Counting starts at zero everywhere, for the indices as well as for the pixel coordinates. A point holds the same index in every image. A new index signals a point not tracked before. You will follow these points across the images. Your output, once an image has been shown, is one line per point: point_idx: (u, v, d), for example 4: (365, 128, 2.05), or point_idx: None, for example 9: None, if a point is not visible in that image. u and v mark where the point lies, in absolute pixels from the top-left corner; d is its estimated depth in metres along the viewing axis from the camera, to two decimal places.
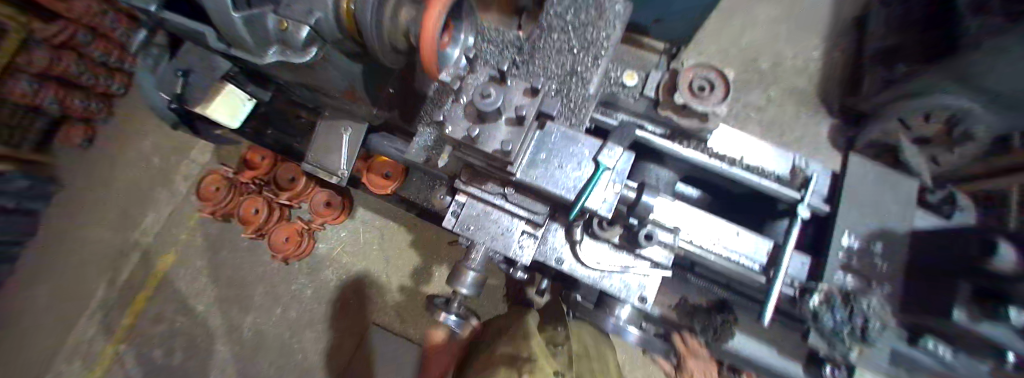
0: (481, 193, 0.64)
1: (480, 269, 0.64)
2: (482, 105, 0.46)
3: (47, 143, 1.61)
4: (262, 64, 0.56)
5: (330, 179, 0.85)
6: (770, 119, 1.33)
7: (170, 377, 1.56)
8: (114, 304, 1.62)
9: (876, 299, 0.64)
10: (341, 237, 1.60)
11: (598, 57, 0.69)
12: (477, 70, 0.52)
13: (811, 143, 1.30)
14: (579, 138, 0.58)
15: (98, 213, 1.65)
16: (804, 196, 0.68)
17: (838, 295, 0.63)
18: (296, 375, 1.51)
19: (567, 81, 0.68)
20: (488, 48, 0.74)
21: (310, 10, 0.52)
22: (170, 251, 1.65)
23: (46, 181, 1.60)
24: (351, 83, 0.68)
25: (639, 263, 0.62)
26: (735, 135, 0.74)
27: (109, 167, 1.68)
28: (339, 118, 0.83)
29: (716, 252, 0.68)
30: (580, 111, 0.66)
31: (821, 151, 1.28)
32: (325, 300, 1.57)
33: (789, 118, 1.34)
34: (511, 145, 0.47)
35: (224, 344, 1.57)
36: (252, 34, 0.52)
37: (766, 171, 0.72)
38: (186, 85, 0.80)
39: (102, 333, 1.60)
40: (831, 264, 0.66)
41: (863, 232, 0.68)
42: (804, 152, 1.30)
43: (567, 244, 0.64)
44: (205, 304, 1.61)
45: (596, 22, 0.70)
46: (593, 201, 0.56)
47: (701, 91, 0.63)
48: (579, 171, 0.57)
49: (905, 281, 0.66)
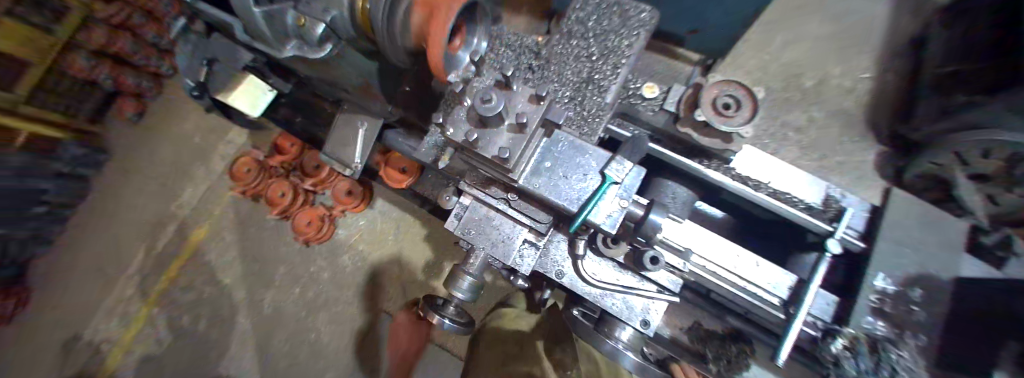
0: (485, 196, 0.63)
1: (477, 274, 0.64)
2: (481, 110, 0.45)
3: (100, 117, 1.79)
4: (280, 57, 0.58)
5: (344, 171, 0.88)
6: (809, 142, 1.23)
7: (195, 342, 1.65)
8: (152, 269, 1.74)
9: (910, 351, 0.59)
10: (360, 226, 1.63)
11: (617, 67, 0.65)
12: (484, 74, 0.52)
13: (853, 171, 1.19)
14: (587, 148, 0.56)
15: (146, 184, 1.80)
16: (836, 229, 0.62)
17: (865, 342, 0.58)
18: (309, 353, 1.57)
19: (582, 89, 0.65)
20: (505, 52, 0.72)
21: (327, 8, 0.54)
22: (204, 224, 1.76)
23: (97, 151, 1.77)
24: (365, 80, 0.69)
25: (644, 285, 0.60)
26: (761, 158, 0.69)
27: (156, 142, 1.82)
28: (356, 112, 0.85)
29: (730, 281, 0.63)
30: (592, 121, 0.63)
31: (863, 180, 1.18)
32: (340, 285, 1.60)
33: (832, 142, 1.23)
34: (508, 152, 0.47)
35: (246, 316, 1.65)
36: (271, 28, 0.55)
37: (794, 198, 0.67)
38: (208, 73, 0.85)
39: (139, 295, 1.72)
40: (861, 307, 0.60)
41: (901, 275, 0.61)
42: (845, 179, 1.19)
43: (569, 258, 0.62)
44: (232, 277, 1.69)
45: (618, 28, 0.66)
46: (598, 215, 0.53)
47: (727, 109, 0.58)
48: (584, 182, 0.54)
49: (944, 334, 0.60)
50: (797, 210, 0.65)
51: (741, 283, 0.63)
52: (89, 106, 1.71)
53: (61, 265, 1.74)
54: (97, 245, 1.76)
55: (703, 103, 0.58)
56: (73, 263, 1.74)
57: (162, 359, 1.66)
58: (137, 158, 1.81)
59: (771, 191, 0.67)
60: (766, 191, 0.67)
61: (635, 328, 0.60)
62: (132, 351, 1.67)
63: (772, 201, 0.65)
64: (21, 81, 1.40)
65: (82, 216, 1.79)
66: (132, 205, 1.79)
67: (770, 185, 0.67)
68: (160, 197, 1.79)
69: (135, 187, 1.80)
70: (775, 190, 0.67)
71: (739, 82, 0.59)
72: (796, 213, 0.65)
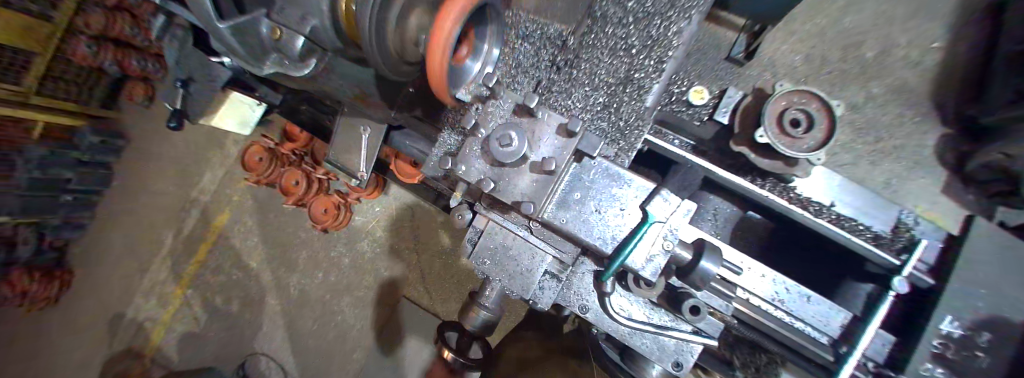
0: (503, 220, 0.57)
1: (494, 306, 0.61)
2: (499, 156, 0.41)
3: (113, 103, 1.73)
4: (262, 74, 0.51)
5: (351, 180, 0.85)
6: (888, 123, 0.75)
7: (229, 321, 1.74)
8: (183, 253, 1.81)
9: None
10: (376, 212, 1.61)
11: (663, 61, 0.50)
12: (500, 96, 0.45)
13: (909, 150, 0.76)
14: (626, 175, 0.45)
15: (165, 169, 1.82)
16: (906, 265, 0.55)
17: None
18: (337, 334, 1.63)
19: (618, 92, 0.52)
20: (523, 46, 0.61)
21: (305, 17, 0.45)
22: (225, 209, 1.78)
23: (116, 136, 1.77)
24: (362, 88, 0.63)
25: (680, 325, 0.55)
26: (824, 179, 0.61)
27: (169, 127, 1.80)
28: (357, 117, 0.79)
29: (777, 317, 0.60)
30: (631, 133, 0.52)
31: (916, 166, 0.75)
32: (361, 270, 1.62)
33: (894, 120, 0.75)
34: (531, 205, 0.42)
35: (274, 298, 1.71)
36: (248, 46, 0.46)
37: (860, 226, 0.59)
38: (186, 93, 0.89)
39: (172, 277, 1.81)
40: (920, 354, 0.53)
41: (974, 316, 0.53)
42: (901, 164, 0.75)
43: (596, 293, 0.56)
44: (257, 261, 1.73)
45: (666, 8, 0.50)
46: (636, 259, 0.44)
47: (795, 127, 0.50)
48: (620, 218, 0.45)
49: None
50: (864, 241, 0.58)
51: (788, 318, 0.60)
52: (99, 93, 1.64)
53: (98, 249, 1.81)
54: (130, 230, 1.83)
55: (768, 120, 0.49)
56: (111, 248, 1.82)
57: (202, 335, 1.76)
58: (153, 144, 1.81)
59: (833, 216, 0.60)
60: (827, 216, 0.60)
61: (666, 367, 0.56)
62: (175, 328, 1.79)
63: (835, 230, 0.59)
64: (26, 71, 1.40)
65: (112, 202, 1.83)
66: (156, 191, 1.82)
67: (833, 209, 0.60)
68: (181, 183, 1.81)
69: (157, 173, 1.82)
70: (838, 215, 0.60)
71: (813, 93, 0.50)
72: (866, 244, 0.58)
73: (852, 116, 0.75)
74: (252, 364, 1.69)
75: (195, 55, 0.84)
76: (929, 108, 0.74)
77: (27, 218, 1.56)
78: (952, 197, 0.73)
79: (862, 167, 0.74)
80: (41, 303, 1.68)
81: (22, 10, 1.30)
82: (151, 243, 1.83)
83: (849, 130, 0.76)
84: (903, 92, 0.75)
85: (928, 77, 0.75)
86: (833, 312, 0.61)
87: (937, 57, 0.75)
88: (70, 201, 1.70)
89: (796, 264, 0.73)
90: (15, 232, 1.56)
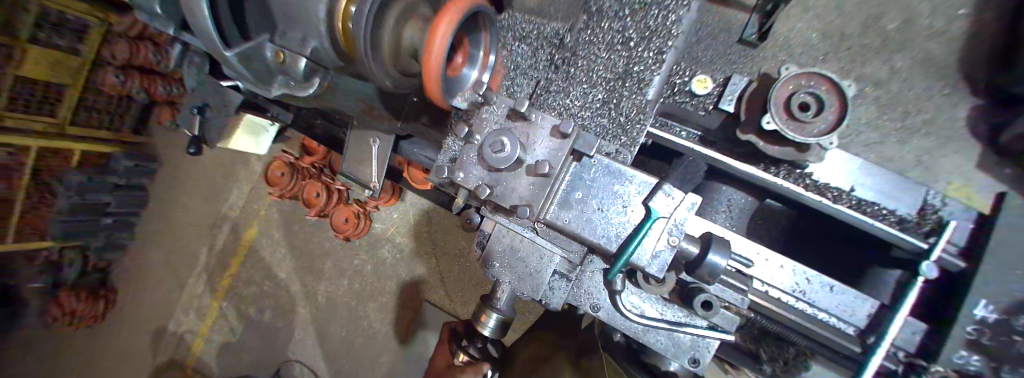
0: (507, 223, 0.57)
1: (506, 308, 0.62)
2: (493, 162, 0.41)
3: (144, 128, 1.83)
4: (269, 95, 0.54)
5: (364, 190, 0.87)
6: (918, 95, 0.70)
7: (263, 329, 1.83)
8: (217, 266, 1.91)
9: None
10: (394, 218, 1.64)
11: (663, 51, 0.50)
12: (494, 101, 0.46)
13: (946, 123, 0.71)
14: (626, 173, 0.44)
15: (195, 188, 1.92)
16: (936, 249, 0.52)
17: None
18: (364, 339, 1.67)
19: (617, 87, 0.52)
20: (520, 47, 0.61)
21: (305, 39, 0.47)
22: (253, 223, 1.86)
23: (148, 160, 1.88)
24: (368, 102, 0.67)
25: (695, 321, 0.54)
26: (841, 163, 0.59)
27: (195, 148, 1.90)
28: (366, 129, 0.81)
29: (799, 309, 0.59)
30: (632, 127, 0.51)
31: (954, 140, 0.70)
32: (384, 276, 1.66)
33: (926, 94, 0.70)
34: (528, 209, 0.42)
35: (303, 307, 1.77)
36: (252, 69, 0.49)
37: (884, 210, 0.57)
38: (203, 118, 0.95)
39: (208, 290, 1.91)
40: (952, 341, 0.52)
41: (1013, 300, 0.50)
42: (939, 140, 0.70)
43: (606, 291, 0.56)
44: (286, 272, 1.81)
45: None
46: (641, 255, 0.44)
47: (804, 111, 0.47)
48: (623, 216, 0.44)
49: None
50: (887, 225, 0.56)
51: (810, 309, 0.59)
52: (130, 121, 1.74)
53: (138, 266, 1.94)
54: (168, 247, 1.94)
55: (774, 106, 0.48)
56: (152, 265, 1.95)
57: (239, 345, 1.85)
58: (184, 165, 1.91)
59: (854, 202, 0.58)
60: (848, 202, 0.58)
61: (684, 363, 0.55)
62: (213, 338, 1.89)
63: (857, 215, 0.56)
64: (60, 104, 1.49)
65: (148, 222, 1.95)
66: (188, 209, 1.93)
67: (853, 194, 0.58)
68: (212, 200, 1.91)
69: (188, 192, 1.92)
70: (859, 200, 0.58)
71: (822, 75, 0.47)
72: (890, 229, 0.55)
73: (876, 93, 0.72)
74: (286, 370, 1.76)
75: (209, 80, 0.88)
76: (963, 79, 0.69)
77: (70, 241, 1.67)
78: (988, 173, 0.69)
79: (890, 145, 0.71)
80: (89, 321, 1.78)
81: (50, 46, 1.37)
82: (188, 258, 1.94)
83: (874, 108, 0.72)
84: (931, 63, 0.70)
85: (961, 43, 0.70)
86: (858, 299, 0.59)
87: (967, 24, 0.69)
88: (110, 224, 1.82)
89: (815, 255, 0.71)
90: (62, 255, 1.68)
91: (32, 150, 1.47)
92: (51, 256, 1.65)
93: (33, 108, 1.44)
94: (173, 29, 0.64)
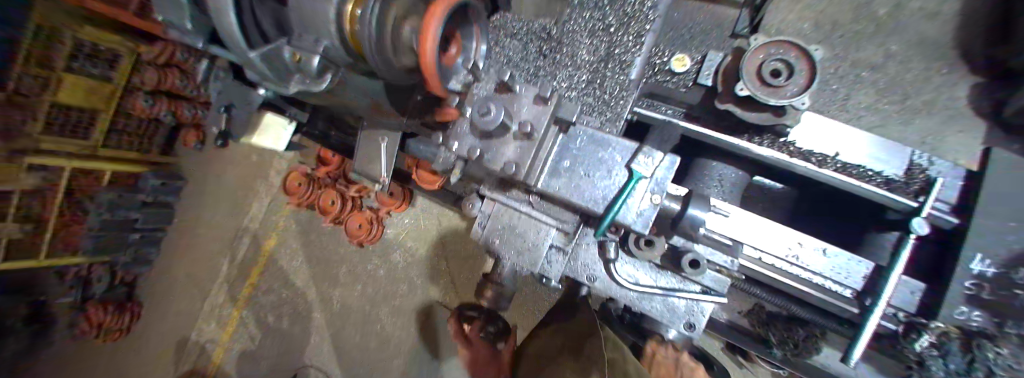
0: (505, 199, 0.61)
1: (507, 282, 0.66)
2: (481, 124, 0.45)
3: (171, 149, 1.93)
4: (286, 93, 0.60)
5: (374, 185, 0.93)
6: (914, 79, 0.72)
7: (281, 336, 1.88)
8: (239, 275, 1.99)
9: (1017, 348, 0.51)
10: (405, 224, 1.69)
11: (641, 35, 0.55)
12: (483, 78, 0.50)
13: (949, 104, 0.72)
14: (610, 141, 0.48)
15: (216, 203, 2.01)
16: (925, 206, 0.55)
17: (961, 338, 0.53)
18: (378, 342, 1.71)
19: (600, 69, 0.56)
20: (512, 41, 0.65)
21: (317, 39, 0.53)
22: (272, 234, 1.94)
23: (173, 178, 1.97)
24: (377, 99, 0.72)
25: (688, 286, 0.56)
26: (822, 124, 0.61)
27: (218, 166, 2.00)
28: (376, 128, 0.87)
29: (794, 274, 0.61)
30: (617, 103, 0.55)
31: (957, 120, 0.71)
32: (398, 280, 1.70)
33: (924, 77, 0.72)
34: (514, 167, 0.47)
35: (320, 313, 1.82)
36: (272, 67, 0.55)
37: (870, 172, 0.59)
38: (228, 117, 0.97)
39: (230, 301, 1.99)
40: (952, 297, 0.54)
41: (1000, 255, 0.53)
42: (941, 120, 0.72)
43: (601, 262, 0.59)
44: (303, 280, 1.86)
45: None
46: (627, 214, 0.47)
47: (776, 77, 0.51)
48: (608, 179, 0.48)
49: None
50: (876, 187, 0.57)
51: (805, 274, 0.60)
52: (158, 141, 1.85)
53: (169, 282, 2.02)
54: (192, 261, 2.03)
55: (746, 74, 0.51)
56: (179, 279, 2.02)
57: (258, 351, 1.91)
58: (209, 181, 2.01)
59: (839, 165, 0.60)
60: (832, 166, 0.60)
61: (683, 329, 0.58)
62: (233, 347, 1.95)
63: (843, 178, 0.58)
64: (93, 129, 1.60)
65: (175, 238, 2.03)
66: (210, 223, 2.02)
67: (837, 158, 0.60)
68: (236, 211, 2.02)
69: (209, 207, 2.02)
70: (844, 163, 0.60)
71: (789, 42, 0.51)
72: (880, 189, 0.57)
73: (874, 77, 0.73)
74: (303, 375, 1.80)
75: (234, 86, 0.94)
76: (959, 58, 0.71)
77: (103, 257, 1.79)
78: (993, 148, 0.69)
79: (892, 127, 0.73)
80: (114, 335, 1.86)
81: (87, 73, 1.45)
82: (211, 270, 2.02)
83: (873, 91, 0.73)
84: (925, 45, 0.72)
85: (952, 23, 0.72)
86: (854, 260, 0.61)
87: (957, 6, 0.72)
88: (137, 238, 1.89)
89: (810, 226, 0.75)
90: (90, 271, 1.79)
91: (66, 171, 1.57)
92: (80, 271, 1.75)
93: (75, 133, 1.55)
94: (203, 43, 0.71)
